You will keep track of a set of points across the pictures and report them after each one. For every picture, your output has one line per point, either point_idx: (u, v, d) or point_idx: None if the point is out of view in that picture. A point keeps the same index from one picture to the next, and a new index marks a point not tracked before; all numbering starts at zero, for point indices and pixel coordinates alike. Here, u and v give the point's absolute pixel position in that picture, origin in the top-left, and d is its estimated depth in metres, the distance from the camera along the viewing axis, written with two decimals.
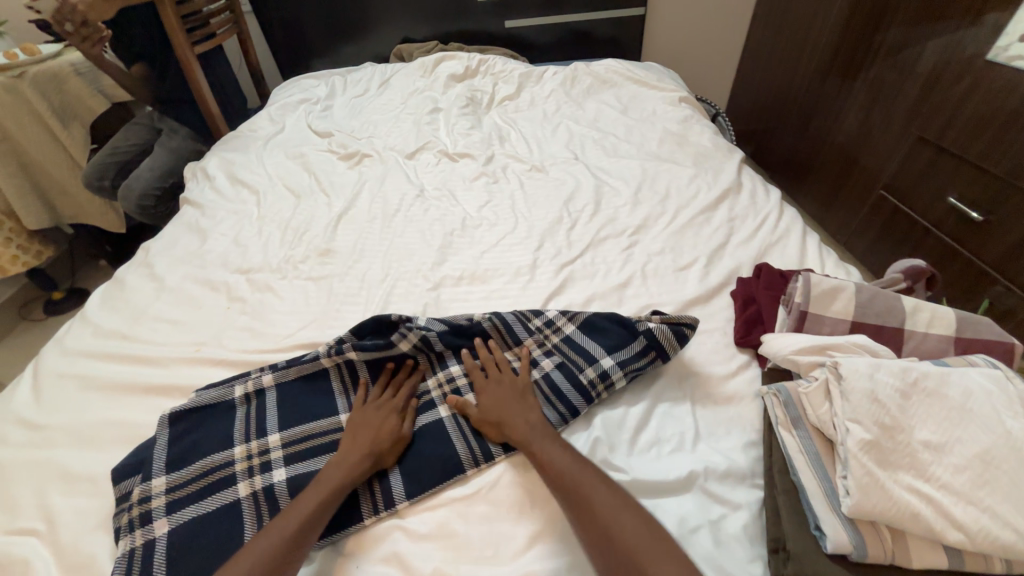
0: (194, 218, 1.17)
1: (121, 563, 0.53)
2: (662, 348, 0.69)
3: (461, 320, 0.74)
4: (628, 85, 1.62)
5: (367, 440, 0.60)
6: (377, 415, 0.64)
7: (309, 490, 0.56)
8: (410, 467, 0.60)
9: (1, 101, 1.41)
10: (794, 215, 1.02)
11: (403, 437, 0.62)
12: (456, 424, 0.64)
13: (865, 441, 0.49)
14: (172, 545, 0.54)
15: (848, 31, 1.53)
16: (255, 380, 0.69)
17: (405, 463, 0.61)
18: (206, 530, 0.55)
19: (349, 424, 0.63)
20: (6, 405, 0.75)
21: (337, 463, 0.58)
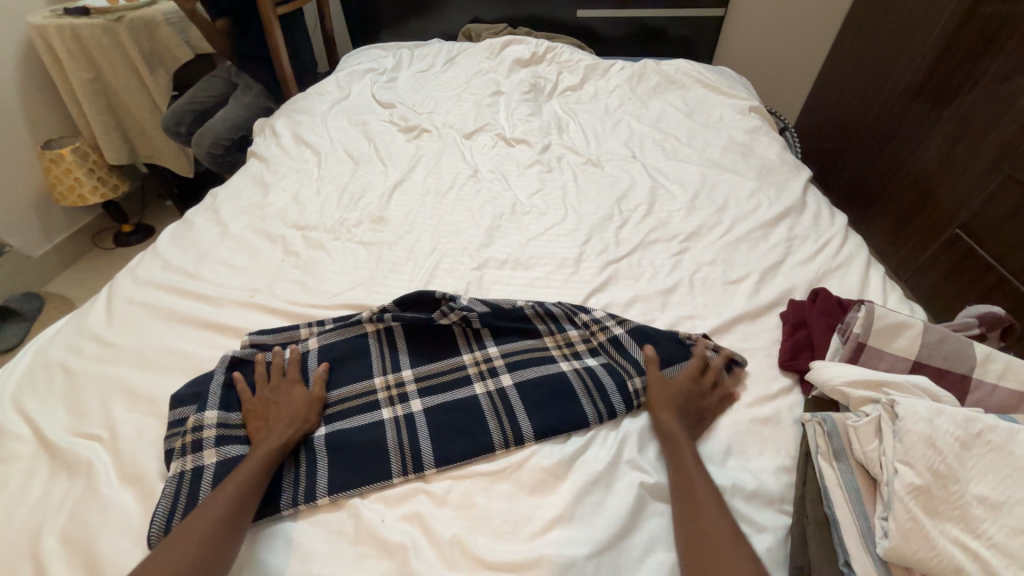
0: (259, 172, 1.23)
1: (173, 482, 0.57)
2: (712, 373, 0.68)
3: (504, 304, 0.77)
4: (696, 88, 1.56)
5: (285, 412, 0.63)
6: (280, 393, 0.66)
7: (242, 463, 0.57)
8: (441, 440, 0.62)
9: (99, 41, 1.52)
10: (859, 243, 0.96)
11: (317, 403, 0.65)
12: (490, 404, 0.66)
13: (914, 485, 0.47)
14: (221, 474, 0.58)
15: (947, 54, 1.43)
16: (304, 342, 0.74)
17: (437, 433, 0.63)
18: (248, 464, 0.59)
19: (258, 405, 0.65)
20: (82, 320, 0.82)
21: (261, 440, 0.60)
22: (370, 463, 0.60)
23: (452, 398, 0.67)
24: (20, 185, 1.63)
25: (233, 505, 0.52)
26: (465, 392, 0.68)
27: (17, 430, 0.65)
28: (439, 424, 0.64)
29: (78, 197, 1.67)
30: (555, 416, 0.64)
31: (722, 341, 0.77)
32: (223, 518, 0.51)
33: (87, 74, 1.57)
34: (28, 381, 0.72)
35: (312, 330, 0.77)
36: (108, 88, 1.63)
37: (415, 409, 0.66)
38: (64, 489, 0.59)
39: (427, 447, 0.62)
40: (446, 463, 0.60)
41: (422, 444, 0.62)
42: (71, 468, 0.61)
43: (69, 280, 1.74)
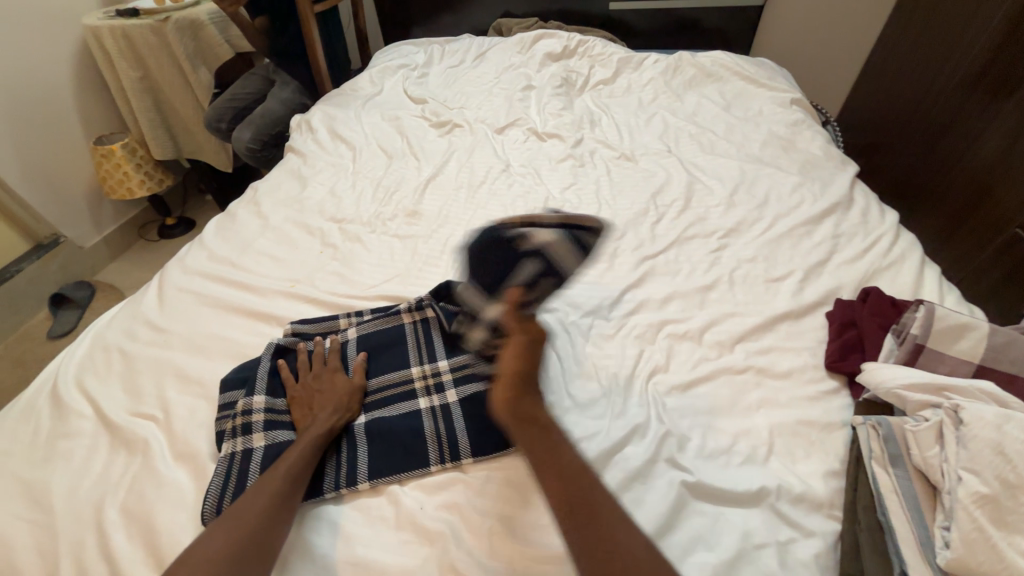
0: (296, 166, 1.26)
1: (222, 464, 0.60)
2: (551, 266, 0.65)
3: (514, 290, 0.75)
4: (734, 80, 1.52)
5: (331, 399, 0.65)
6: (322, 382, 0.67)
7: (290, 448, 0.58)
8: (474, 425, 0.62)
9: (148, 42, 1.59)
10: (911, 241, 0.92)
11: (358, 391, 0.67)
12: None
13: (980, 494, 0.45)
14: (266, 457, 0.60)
15: (1008, 41, 1.33)
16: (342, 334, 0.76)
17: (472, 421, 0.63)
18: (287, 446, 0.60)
19: (301, 394, 0.67)
20: (136, 306, 0.86)
21: (306, 427, 0.61)
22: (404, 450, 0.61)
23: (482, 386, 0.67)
24: (74, 179, 1.72)
25: (286, 490, 0.53)
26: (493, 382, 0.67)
27: (80, 408, 0.69)
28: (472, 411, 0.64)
29: (127, 190, 1.76)
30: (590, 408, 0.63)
31: (764, 340, 0.75)
32: (275, 502, 0.52)
33: (136, 72, 1.64)
34: (89, 362, 0.76)
35: (351, 320, 0.78)
36: (155, 86, 1.70)
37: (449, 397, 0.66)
38: (122, 465, 0.62)
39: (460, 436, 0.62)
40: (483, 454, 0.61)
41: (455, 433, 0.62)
42: (130, 446, 0.64)
43: (117, 270, 1.83)
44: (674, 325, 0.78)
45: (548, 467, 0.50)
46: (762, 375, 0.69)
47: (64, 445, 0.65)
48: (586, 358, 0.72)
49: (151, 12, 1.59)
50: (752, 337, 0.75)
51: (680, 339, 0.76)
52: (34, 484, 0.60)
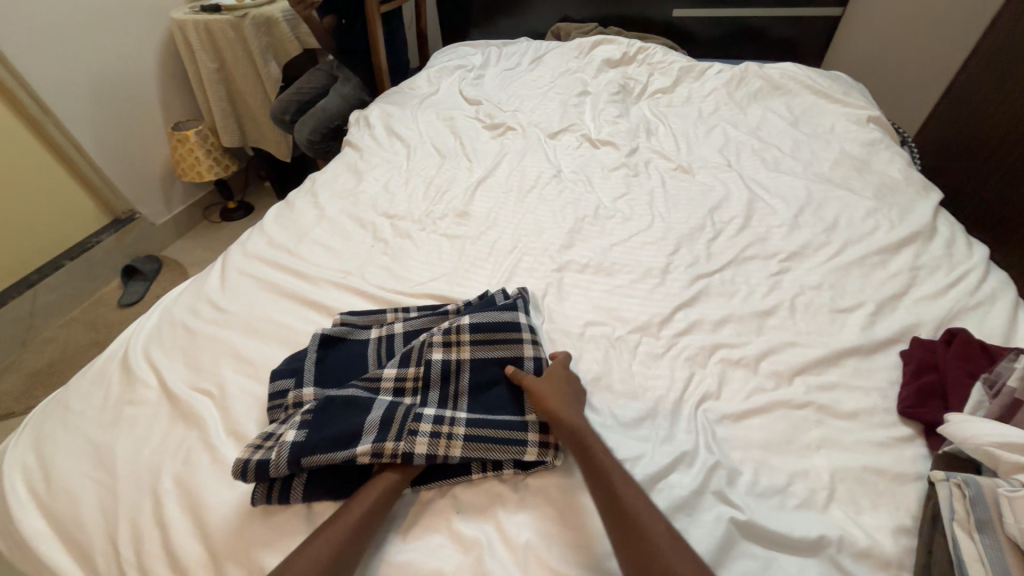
0: (353, 160, 1.30)
1: (270, 437, 0.60)
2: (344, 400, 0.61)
3: (504, 316, 0.70)
4: (804, 94, 1.43)
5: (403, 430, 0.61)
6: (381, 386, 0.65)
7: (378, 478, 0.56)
8: (522, 434, 0.59)
9: (227, 35, 1.68)
10: (1004, 280, 0.83)
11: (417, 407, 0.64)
12: (538, 430, 0.60)
13: None
14: (307, 427, 0.58)
15: None
16: (388, 327, 0.76)
17: (509, 431, 0.59)
18: (331, 426, 0.58)
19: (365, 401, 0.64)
20: (200, 285, 0.91)
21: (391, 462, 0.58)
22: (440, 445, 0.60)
23: (501, 410, 0.62)
24: (152, 160, 1.86)
25: (358, 526, 0.52)
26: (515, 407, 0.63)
27: (146, 378, 0.73)
28: (504, 422, 0.60)
29: (197, 174, 1.87)
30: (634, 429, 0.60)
31: (827, 375, 0.69)
32: (346, 539, 0.50)
33: (214, 64, 1.75)
34: (157, 334, 0.81)
35: (398, 315, 0.79)
36: (229, 78, 1.81)
37: (461, 415, 0.61)
38: (179, 437, 0.66)
39: (496, 456, 0.57)
40: (524, 466, 0.59)
41: (493, 450, 0.57)
42: (188, 418, 0.68)
43: (181, 247, 1.95)
44: (728, 350, 0.74)
45: (586, 460, 0.55)
46: (824, 412, 0.65)
47: (130, 411, 0.69)
48: (632, 376, 0.70)
49: (231, 9, 1.69)
50: (814, 371, 0.70)
51: (733, 365, 0.72)
52: (101, 446, 0.65)
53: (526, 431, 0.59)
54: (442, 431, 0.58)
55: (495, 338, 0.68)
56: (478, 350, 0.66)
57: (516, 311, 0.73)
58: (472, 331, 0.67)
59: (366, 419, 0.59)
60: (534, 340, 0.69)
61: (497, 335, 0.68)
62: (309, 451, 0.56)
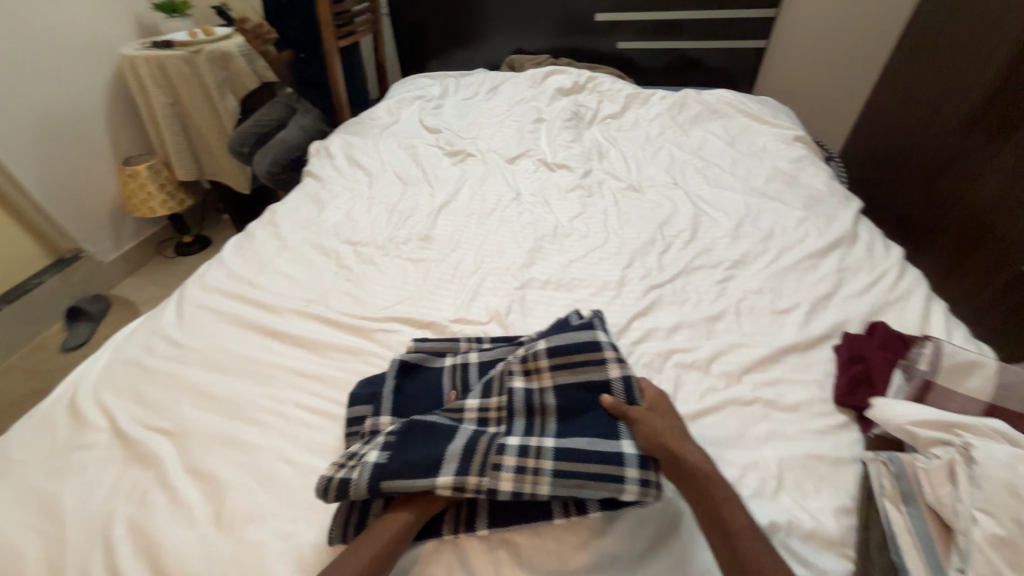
0: (315, 190, 1.31)
1: (354, 456, 0.59)
2: (423, 427, 0.58)
3: (583, 337, 0.66)
4: (738, 117, 1.57)
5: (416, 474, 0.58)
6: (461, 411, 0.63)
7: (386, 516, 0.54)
8: (619, 471, 0.53)
9: (180, 70, 1.67)
10: (917, 277, 0.93)
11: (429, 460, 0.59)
12: (637, 466, 0.54)
13: (997, 536, 0.43)
14: (391, 449, 0.57)
15: (1007, 84, 1.37)
16: (462, 355, 0.74)
17: (602, 465, 0.54)
18: (413, 451, 0.56)
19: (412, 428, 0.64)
20: (155, 320, 0.88)
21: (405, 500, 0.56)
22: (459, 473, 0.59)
23: (593, 438, 0.57)
24: (100, 197, 1.79)
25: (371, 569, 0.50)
26: (608, 435, 0.57)
27: (96, 420, 0.70)
28: (601, 455, 0.55)
29: (149, 210, 1.82)
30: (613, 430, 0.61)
31: (771, 372, 0.75)
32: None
33: (167, 99, 1.73)
34: (108, 374, 0.78)
35: (472, 344, 0.77)
36: (184, 112, 1.78)
37: (547, 443, 0.56)
38: (134, 479, 0.63)
39: (589, 494, 0.52)
40: (614, 507, 0.54)
41: (587, 488, 0.52)
42: (143, 459, 0.65)
43: (132, 285, 1.87)
44: (681, 354, 0.78)
45: (706, 490, 0.53)
46: (770, 406, 0.69)
47: (79, 456, 0.66)
48: None
49: (185, 45, 1.69)
50: (759, 369, 0.75)
51: (687, 369, 0.76)
52: (46, 495, 0.61)
53: (624, 467, 0.54)
54: (528, 466, 0.54)
55: (576, 361, 0.64)
56: (560, 375, 0.63)
57: (595, 329, 0.68)
58: (549, 357, 0.65)
59: (447, 448, 0.56)
60: (619, 358, 0.64)
61: (576, 358, 0.64)
62: (389, 475, 0.54)
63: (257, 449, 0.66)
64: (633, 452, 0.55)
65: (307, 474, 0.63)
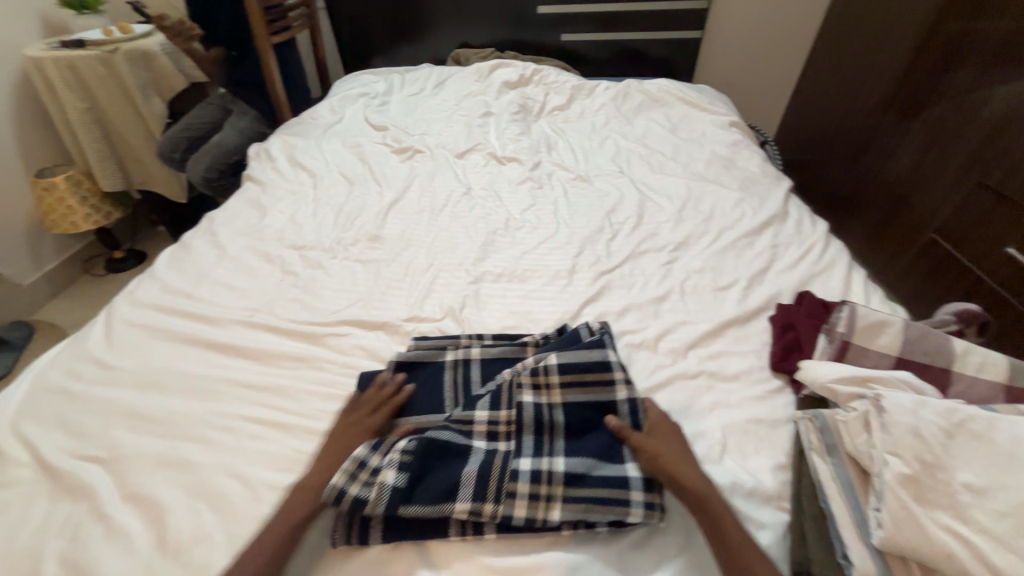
0: (255, 195, 1.25)
1: (366, 467, 0.57)
2: (438, 449, 0.57)
3: (596, 355, 0.66)
4: (678, 105, 1.63)
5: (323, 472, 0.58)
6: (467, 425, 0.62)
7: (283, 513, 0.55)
8: (626, 494, 0.55)
9: (96, 72, 1.54)
10: (840, 248, 1.00)
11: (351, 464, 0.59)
12: (643, 489, 0.56)
13: (903, 475, 0.48)
14: (408, 472, 0.55)
15: (914, 67, 1.50)
16: (464, 351, 0.73)
17: (611, 489, 0.56)
18: (433, 478, 0.55)
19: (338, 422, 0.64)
20: (81, 343, 0.82)
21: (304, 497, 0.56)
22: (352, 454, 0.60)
23: (601, 462, 0.58)
24: (12, 213, 1.63)
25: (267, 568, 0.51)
26: (614, 458, 0.59)
27: (16, 455, 0.65)
28: (611, 480, 0.57)
29: (71, 224, 1.68)
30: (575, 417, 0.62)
31: (714, 346, 0.79)
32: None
33: (82, 103, 1.58)
34: (28, 405, 0.72)
35: (473, 340, 0.76)
36: (104, 117, 1.65)
37: (559, 466, 0.57)
38: (64, 514, 0.59)
39: (597, 518, 0.54)
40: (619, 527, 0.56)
41: (595, 512, 0.54)
42: (74, 492, 0.61)
43: (58, 307, 1.72)
44: (631, 335, 0.81)
45: (704, 508, 0.54)
46: (714, 378, 0.73)
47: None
48: None
49: (99, 44, 1.56)
50: (703, 343, 0.79)
51: (637, 348, 0.79)
52: None
53: (630, 491, 0.56)
54: (541, 491, 0.55)
55: (587, 380, 0.64)
56: (571, 392, 0.63)
57: (606, 347, 0.68)
58: (562, 372, 0.64)
59: (463, 471, 0.56)
60: (628, 379, 0.65)
61: (589, 377, 0.64)
62: (409, 500, 0.54)
63: (202, 469, 0.63)
64: (638, 475, 0.57)
65: (257, 489, 0.61)
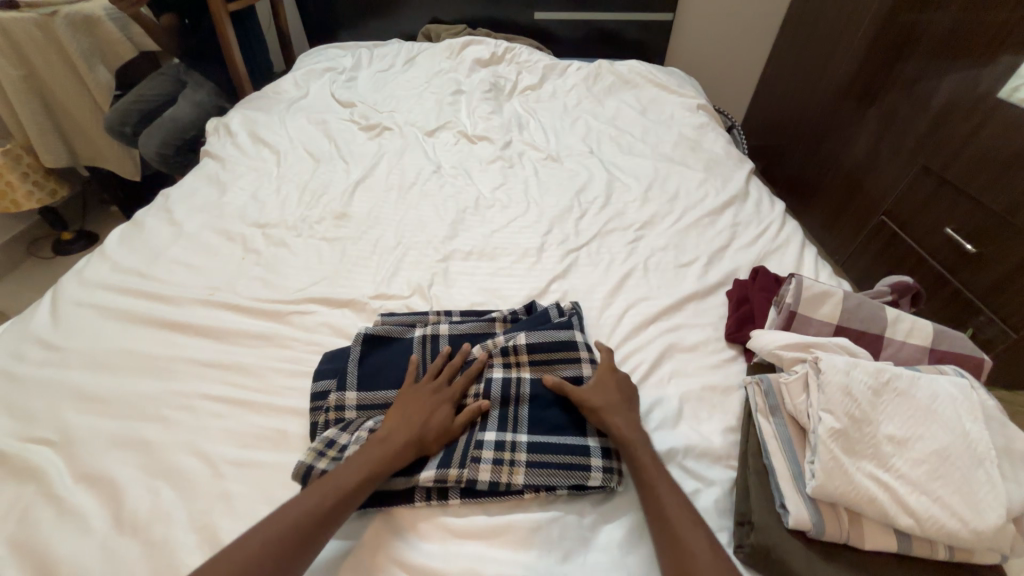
0: (214, 171, 1.20)
1: (335, 444, 0.60)
2: None
3: (561, 335, 0.68)
4: (649, 87, 1.64)
5: (405, 429, 0.58)
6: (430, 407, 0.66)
7: (348, 463, 0.55)
8: (586, 459, 0.58)
9: (31, 36, 1.42)
10: (795, 227, 1.05)
11: (446, 430, 0.59)
12: (602, 455, 0.59)
13: (834, 429, 0.52)
14: None
15: (871, 54, 1.55)
16: (433, 327, 0.74)
17: (571, 455, 0.58)
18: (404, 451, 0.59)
19: (404, 395, 0.63)
20: (25, 324, 0.78)
21: (378, 447, 0.57)
22: (433, 419, 0.60)
23: (562, 435, 0.61)
24: None
25: (321, 513, 0.51)
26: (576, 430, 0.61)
27: None
28: (570, 446, 0.59)
29: (12, 203, 1.57)
30: (538, 388, 0.64)
31: (674, 318, 0.83)
32: (304, 529, 0.49)
33: (18, 71, 1.45)
34: None
35: (441, 316, 0.77)
36: (42, 86, 1.52)
37: (522, 438, 0.59)
38: (12, 496, 0.57)
39: (558, 482, 0.56)
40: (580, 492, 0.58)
41: (556, 476, 0.56)
42: (22, 474, 0.59)
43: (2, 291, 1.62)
44: (596, 311, 0.83)
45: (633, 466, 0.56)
46: (674, 348, 0.77)
47: None
48: None
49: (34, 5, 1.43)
50: (664, 317, 0.83)
51: (602, 321, 0.81)
52: None
53: (589, 456, 0.58)
54: (505, 458, 0.57)
55: (554, 358, 0.67)
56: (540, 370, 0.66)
57: (574, 329, 0.70)
58: (531, 350, 0.66)
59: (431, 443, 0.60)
60: (593, 358, 0.68)
61: (554, 355, 0.67)
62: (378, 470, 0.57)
63: (161, 447, 0.62)
64: (597, 445, 0.60)
65: (219, 465, 0.61)
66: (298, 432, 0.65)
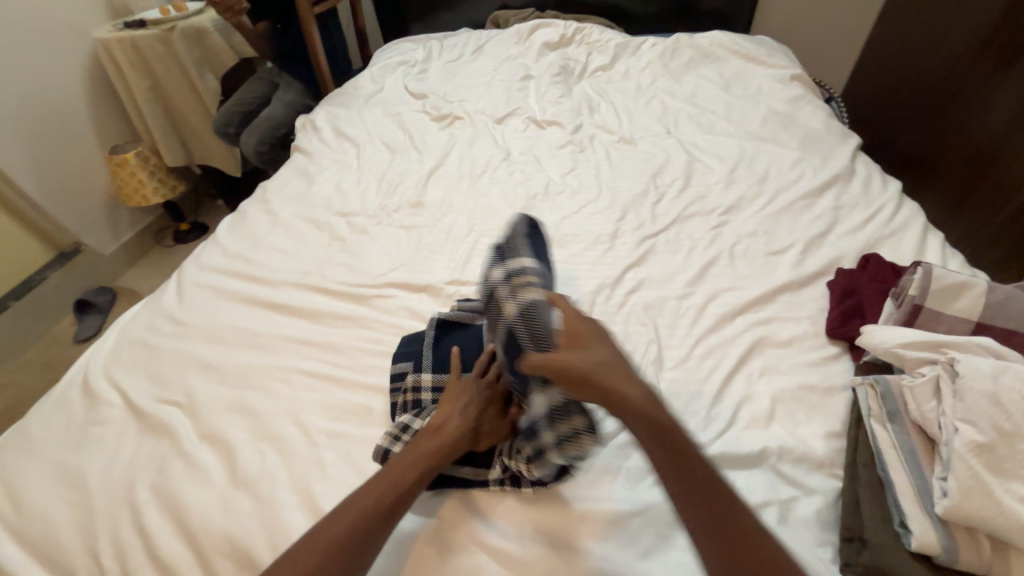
0: (303, 165, 1.29)
1: (408, 429, 0.61)
2: None
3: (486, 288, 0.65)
4: (733, 59, 1.51)
5: (464, 420, 0.57)
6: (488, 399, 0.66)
7: (408, 453, 0.54)
8: (540, 442, 0.54)
9: (155, 50, 1.62)
10: (913, 209, 0.92)
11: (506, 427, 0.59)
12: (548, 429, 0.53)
13: (976, 443, 0.45)
14: None
15: (1018, 1, 1.30)
16: None
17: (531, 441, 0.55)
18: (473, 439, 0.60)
19: (455, 387, 0.62)
20: (157, 301, 0.90)
21: (437, 438, 0.56)
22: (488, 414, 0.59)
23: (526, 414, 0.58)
24: (93, 188, 1.79)
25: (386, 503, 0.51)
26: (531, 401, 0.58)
27: (110, 397, 0.73)
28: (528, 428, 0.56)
29: (142, 198, 1.81)
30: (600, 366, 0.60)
31: (764, 311, 0.76)
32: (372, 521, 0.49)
33: (146, 82, 1.68)
34: (116, 355, 0.81)
35: None
36: (164, 94, 1.74)
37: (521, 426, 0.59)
38: (151, 448, 0.66)
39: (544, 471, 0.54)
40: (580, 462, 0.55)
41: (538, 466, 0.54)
42: (158, 430, 0.69)
43: (136, 274, 1.89)
44: (675, 300, 0.79)
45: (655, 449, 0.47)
46: (765, 343, 0.71)
47: (97, 431, 0.69)
48: None
49: (157, 23, 1.62)
50: (752, 309, 0.76)
51: (682, 312, 0.77)
52: (71, 468, 0.65)
53: (540, 437, 0.54)
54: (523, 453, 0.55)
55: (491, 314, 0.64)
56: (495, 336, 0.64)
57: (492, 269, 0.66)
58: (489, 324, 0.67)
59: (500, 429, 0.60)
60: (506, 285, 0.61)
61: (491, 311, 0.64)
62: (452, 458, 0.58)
63: (265, 414, 0.69)
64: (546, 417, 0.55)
65: (313, 434, 0.66)
66: (382, 409, 0.69)
